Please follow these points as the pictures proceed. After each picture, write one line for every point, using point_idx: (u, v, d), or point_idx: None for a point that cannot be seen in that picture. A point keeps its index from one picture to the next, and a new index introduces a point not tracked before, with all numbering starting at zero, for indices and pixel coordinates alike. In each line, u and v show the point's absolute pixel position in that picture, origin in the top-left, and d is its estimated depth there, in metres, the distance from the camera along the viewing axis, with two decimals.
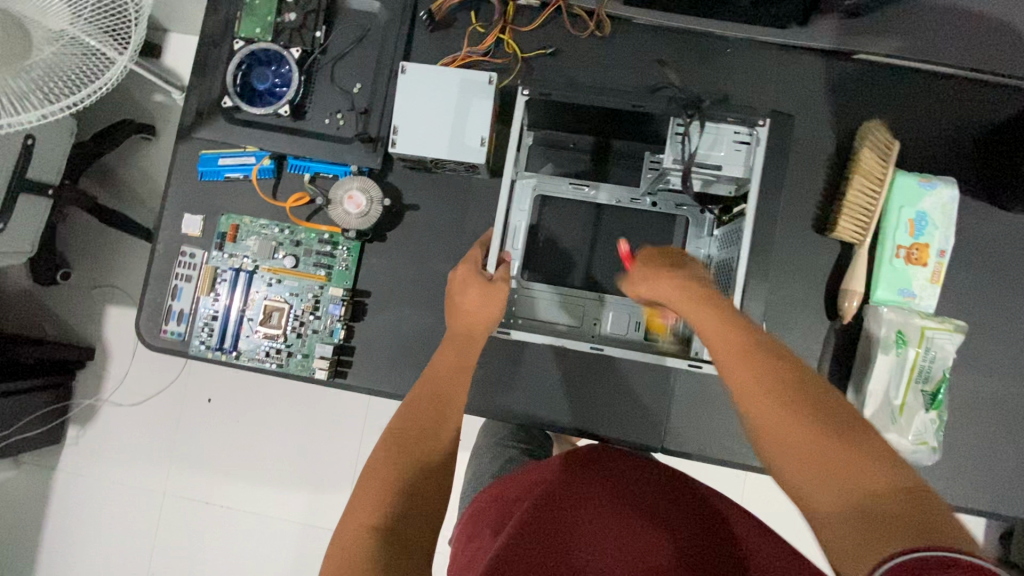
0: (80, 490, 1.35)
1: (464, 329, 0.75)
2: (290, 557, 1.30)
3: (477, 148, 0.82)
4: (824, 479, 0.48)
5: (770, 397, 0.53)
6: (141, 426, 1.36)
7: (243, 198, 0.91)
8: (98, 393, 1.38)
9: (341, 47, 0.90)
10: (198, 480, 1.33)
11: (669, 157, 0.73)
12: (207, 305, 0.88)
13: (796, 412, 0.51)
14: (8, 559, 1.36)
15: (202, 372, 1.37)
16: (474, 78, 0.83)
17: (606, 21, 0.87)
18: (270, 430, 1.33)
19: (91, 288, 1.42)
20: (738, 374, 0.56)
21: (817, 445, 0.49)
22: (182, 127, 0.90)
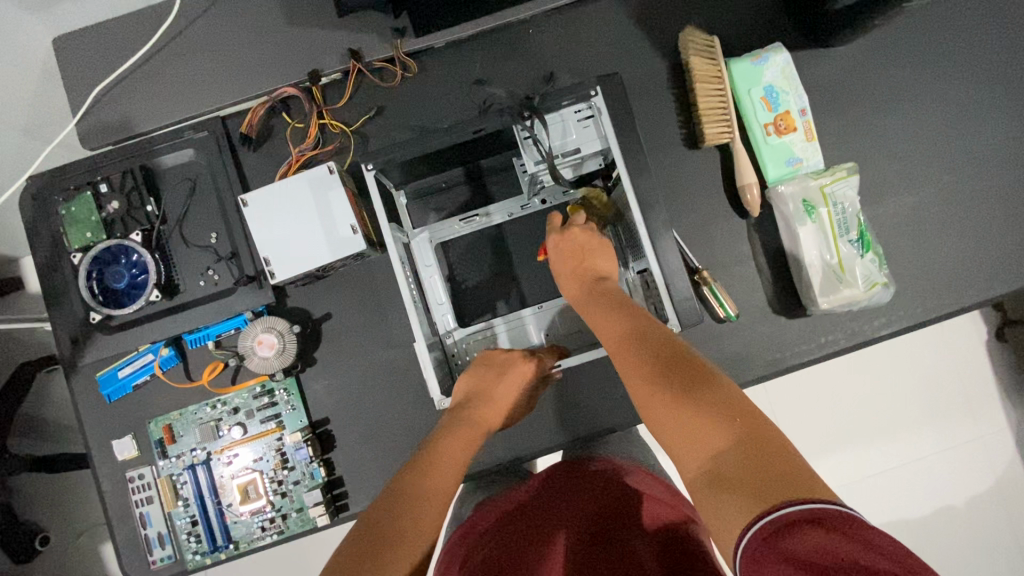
0: None
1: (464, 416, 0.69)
2: None
3: (352, 237, 0.78)
4: (679, 433, 0.53)
5: (632, 353, 0.61)
6: None
7: (162, 396, 0.86)
8: None
9: (179, 207, 0.87)
10: None
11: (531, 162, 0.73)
12: (182, 515, 0.83)
13: (648, 360, 0.59)
14: None
15: None
16: (315, 174, 0.79)
17: (409, 60, 0.86)
18: None
19: (79, 537, 1.36)
20: (609, 343, 0.65)
21: (667, 401, 0.55)
22: (64, 362, 0.85)
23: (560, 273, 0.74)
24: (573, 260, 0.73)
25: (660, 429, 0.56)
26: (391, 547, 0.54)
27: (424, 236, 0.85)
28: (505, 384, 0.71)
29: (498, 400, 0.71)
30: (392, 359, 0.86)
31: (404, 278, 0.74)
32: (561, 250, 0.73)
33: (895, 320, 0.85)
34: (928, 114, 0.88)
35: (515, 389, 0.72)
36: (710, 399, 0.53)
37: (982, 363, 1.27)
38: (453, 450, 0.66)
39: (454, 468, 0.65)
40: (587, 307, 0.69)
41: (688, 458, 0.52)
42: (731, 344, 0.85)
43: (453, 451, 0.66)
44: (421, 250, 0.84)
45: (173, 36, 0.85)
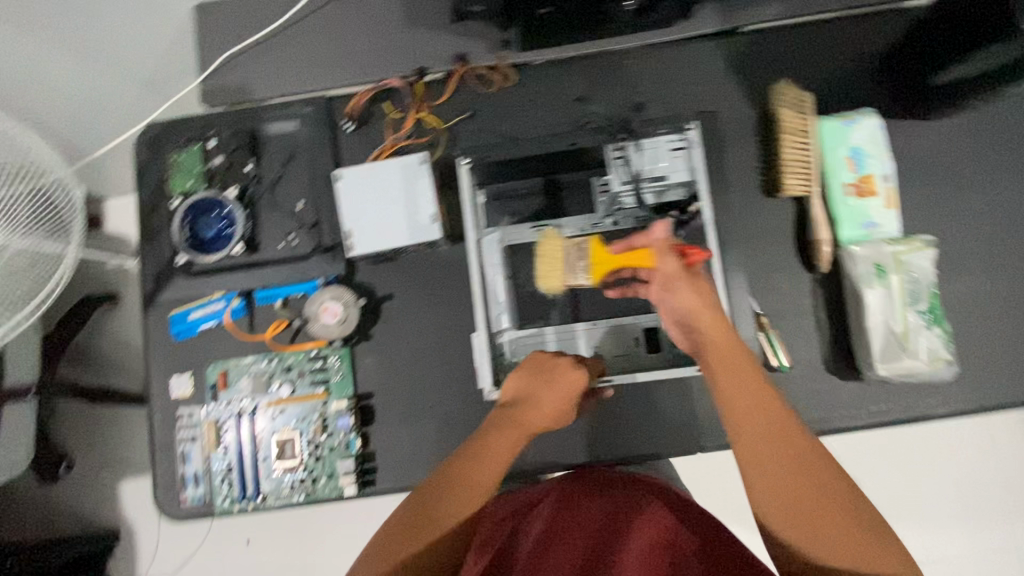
0: None
1: (523, 419, 0.70)
2: None
3: (430, 225, 0.82)
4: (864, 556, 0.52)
5: (764, 413, 0.58)
6: None
7: (223, 344, 0.90)
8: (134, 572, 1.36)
9: (273, 173, 0.92)
10: None
11: (617, 182, 0.82)
12: (220, 459, 0.87)
13: (788, 431, 0.57)
14: None
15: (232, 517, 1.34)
16: (408, 162, 0.83)
17: (510, 71, 0.91)
18: (315, 554, 1.29)
19: (101, 469, 1.42)
20: (737, 414, 0.59)
21: (797, 473, 0.55)
22: (145, 296, 0.91)
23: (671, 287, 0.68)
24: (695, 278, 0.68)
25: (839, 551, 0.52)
26: (418, 532, 0.58)
27: (499, 236, 0.88)
28: (558, 383, 0.73)
29: (546, 405, 0.71)
30: (443, 347, 0.89)
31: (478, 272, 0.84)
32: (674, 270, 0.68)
33: (955, 400, 0.83)
34: (1015, 199, 0.87)
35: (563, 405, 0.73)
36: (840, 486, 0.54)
37: None
38: (501, 445, 0.66)
39: (501, 461, 0.65)
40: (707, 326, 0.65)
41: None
42: (779, 393, 0.84)
43: (503, 444, 0.66)
44: (492, 248, 0.88)
45: (300, 19, 0.93)
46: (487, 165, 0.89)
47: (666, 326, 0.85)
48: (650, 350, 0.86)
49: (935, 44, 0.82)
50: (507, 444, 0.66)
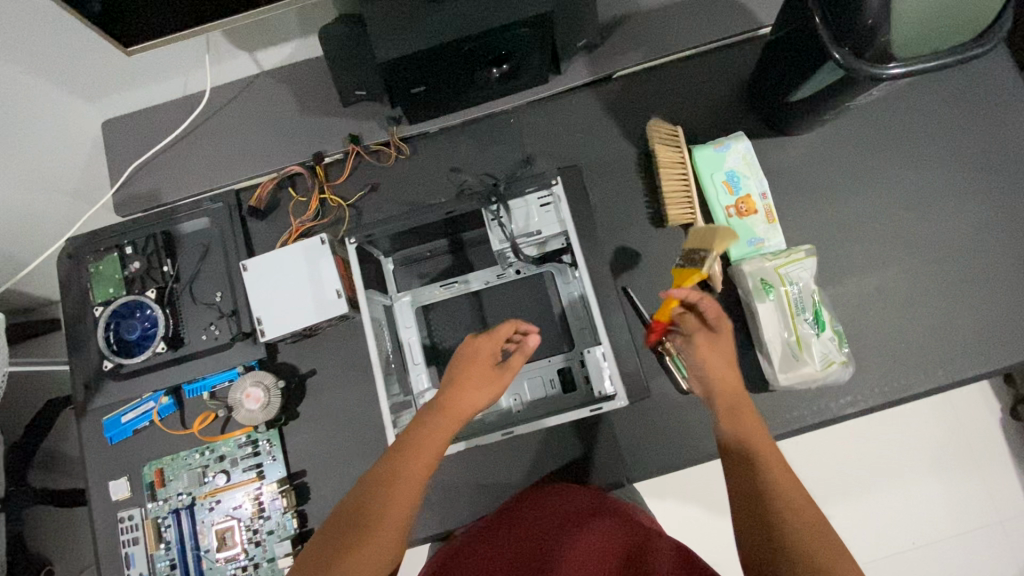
0: None
1: (452, 410, 0.67)
2: None
3: (337, 300, 0.86)
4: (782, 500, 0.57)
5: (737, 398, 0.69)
6: None
7: (158, 442, 0.93)
8: None
9: (191, 268, 0.97)
10: None
11: (495, 243, 0.82)
12: (163, 558, 0.88)
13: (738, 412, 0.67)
14: None
15: None
16: (311, 244, 0.88)
17: (403, 144, 0.97)
18: None
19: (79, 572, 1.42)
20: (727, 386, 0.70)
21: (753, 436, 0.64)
22: (78, 405, 0.93)
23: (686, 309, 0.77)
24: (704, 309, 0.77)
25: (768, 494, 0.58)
26: (351, 547, 0.58)
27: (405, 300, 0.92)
28: (482, 362, 0.71)
29: (469, 393, 0.68)
30: (371, 414, 0.91)
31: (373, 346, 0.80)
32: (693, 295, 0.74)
33: (862, 399, 0.86)
34: (890, 199, 0.92)
35: (490, 385, 0.70)
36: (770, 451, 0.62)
37: (996, 439, 1.21)
38: (427, 441, 0.65)
39: (428, 451, 0.65)
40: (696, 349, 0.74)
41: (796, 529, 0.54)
42: (694, 415, 0.87)
43: (430, 440, 0.66)
44: (403, 314, 0.92)
45: (203, 121, 0.99)
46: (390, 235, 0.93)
47: (578, 364, 0.88)
48: (567, 388, 0.88)
49: (782, 71, 0.85)
50: (437, 440, 0.66)
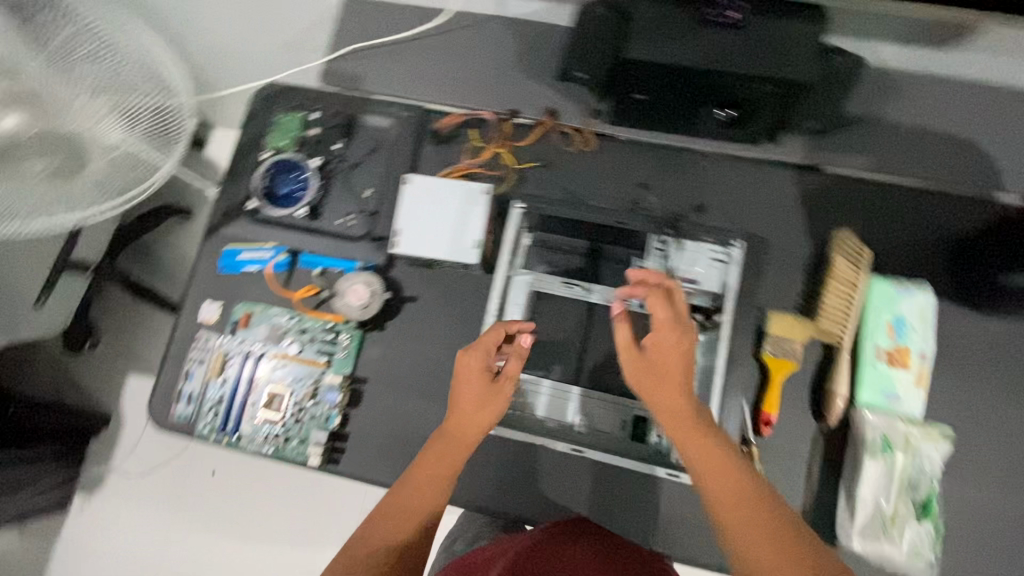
0: (84, 550, 1.48)
1: (461, 433, 0.72)
2: None
3: (470, 249, 0.88)
4: (733, 514, 0.59)
5: (712, 448, 0.63)
6: (146, 493, 1.49)
7: (256, 290, 0.97)
8: (109, 457, 1.49)
9: (355, 157, 1.01)
10: (195, 546, 1.44)
11: (651, 269, 0.88)
12: (216, 389, 0.94)
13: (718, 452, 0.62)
14: None
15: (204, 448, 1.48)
16: (473, 188, 0.90)
17: (592, 138, 0.98)
18: (266, 506, 1.42)
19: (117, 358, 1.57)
20: (689, 439, 0.64)
21: (733, 477, 0.60)
22: (210, 225, 1.00)
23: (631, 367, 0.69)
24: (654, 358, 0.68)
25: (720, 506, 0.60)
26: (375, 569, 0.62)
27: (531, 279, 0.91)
28: (473, 377, 0.73)
29: (469, 414, 0.72)
30: (443, 363, 0.92)
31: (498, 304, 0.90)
32: (671, 339, 0.67)
33: None
34: None
35: (490, 401, 0.72)
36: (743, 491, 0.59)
37: None
38: (438, 460, 0.70)
39: (426, 484, 0.69)
40: (654, 390, 0.67)
41: (751, 546, 0.56)
42: None
43: (437, 461, 0.70)
44: (516, 289, 0.91)
45: (428, 35, 1.02)
46: (542, 215, 0.93)
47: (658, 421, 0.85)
48: (636, 437, 0.86)
49: None
50: (448, 462, 0.70)
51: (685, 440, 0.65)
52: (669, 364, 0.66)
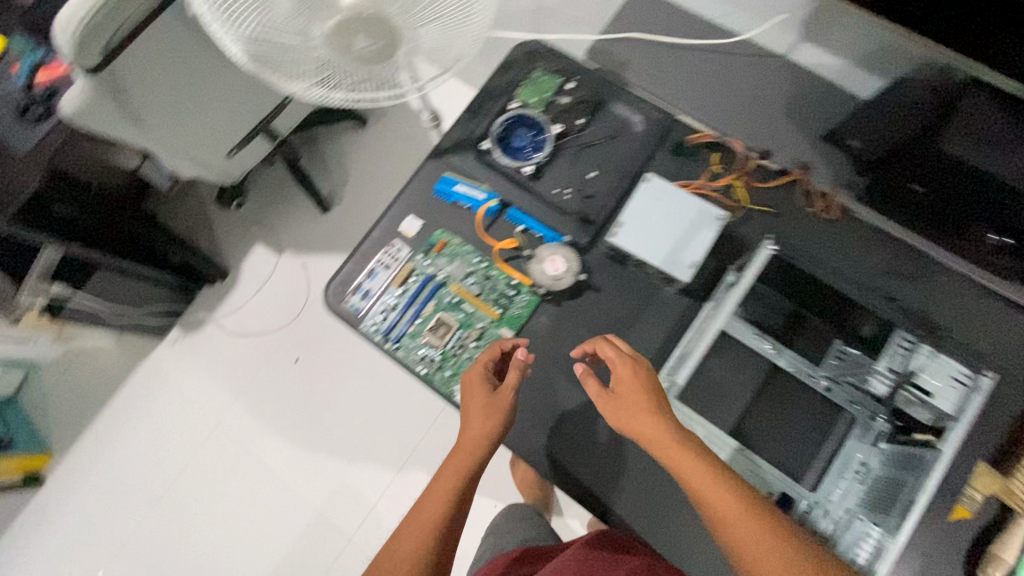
0: (210, 377, 1.79)
1: (471, 435, 0.82)
2: (326, 498, 1.67)
3: (685, 268, 0.86)
4: (731, 522, 0.66)
5: (722, 485, 0.69)
6: (274, 353, 1.78)
7: (458, 222, 1.00)
8: (260, 315, 1.81)
9: (593, 137, 1.01)
10: (297, 412, 1.74)
11: (887, 363, 0.83)
12: (392, 296, 0.98)
13: (731, 487, 0.68)
14: (137, 399, 1.80)
15: (332, 338, 1.78)
16: (709, 211, 0.88)
17: (837, 209, 0.93)
18: (366, 403, 1.72)
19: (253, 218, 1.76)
20: (698, 479, 0.69)
21: (745, 510, 0.66)
22: (439, 148, 1.03)
23: (622, 408, 0.78)
24: (635, 399, 0.78)
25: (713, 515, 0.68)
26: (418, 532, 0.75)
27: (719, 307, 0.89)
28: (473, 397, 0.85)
29: (478, 421, 0.82)
30: (606, 362, 0.92)
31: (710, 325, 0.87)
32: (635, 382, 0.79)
33: None
34: None
35: (493, 410, 0.83)
36: (754, 519, 0.66)
37: None
38: (452, 460, 0.82)
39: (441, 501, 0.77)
40: (649, 435, 0.75)
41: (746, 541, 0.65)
42: None
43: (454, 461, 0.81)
44: (709, 314, 0.89)
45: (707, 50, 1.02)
46: (779, 264, 0.91)
47: (805, 505, 0.80)
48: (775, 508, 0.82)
49: None
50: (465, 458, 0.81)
51: (685, 470, 0.71)
52: (629, 401, 0.78)
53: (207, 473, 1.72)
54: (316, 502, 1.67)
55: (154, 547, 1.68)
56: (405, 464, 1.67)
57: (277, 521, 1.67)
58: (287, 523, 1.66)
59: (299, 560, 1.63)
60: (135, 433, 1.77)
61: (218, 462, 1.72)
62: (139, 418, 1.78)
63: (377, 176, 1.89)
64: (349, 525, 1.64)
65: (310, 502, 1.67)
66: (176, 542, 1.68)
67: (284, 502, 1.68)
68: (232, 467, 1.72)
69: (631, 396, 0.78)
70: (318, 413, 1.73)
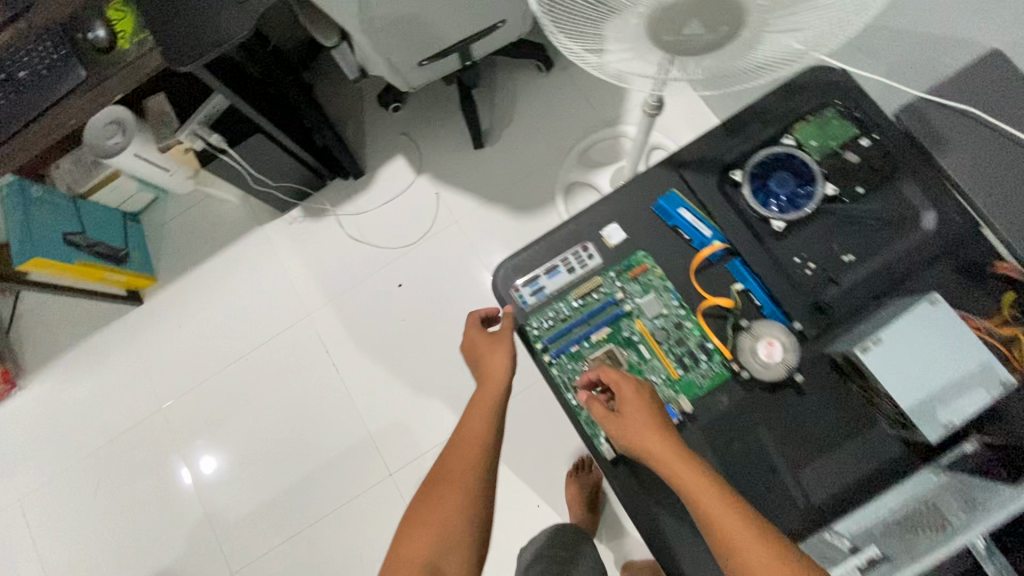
0: (314, 268, 1.78)
1: (485, 395, 0.83)
2: (380, 426, 1.66)
3: (938, 425, 0.70)
4: (737, 543, 0.61)
5: (734, 514, 0.63)
6: (378, 270, 1.74)
7: (667, 249, 0.86)
8: (379, 226, 1.76)
9: (866, 213, 0.83)
10: (382, 335, 1.71)
11: None
12: (566, 305, 0.86)
13: (740, 513, 0.63)
14: (242, 260, 1.82)
15: (439, 277, 1.71)
16: (994, 370, 0.69)
17: None
18: (450, 355, 1.67)
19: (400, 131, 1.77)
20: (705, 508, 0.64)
21: (757, 541, 0.61)
22: (676, 158, 0.88)
23: (631, 427, 0.72)
24: (639, 416, 0.72)
25: (708, 519, 0.64)
26: (446, 486, 0.77)
27: (952, 486, 0.69)
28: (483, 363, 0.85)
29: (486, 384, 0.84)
30: (778, 476, 0.78)
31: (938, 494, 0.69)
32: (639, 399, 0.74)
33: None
34: None
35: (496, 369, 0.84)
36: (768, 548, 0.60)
37: None
38: (466, 430, 0.81)
39: (458, 480, 0.77)
40: (656, 459, 0.69)
41: (746, 555, 0.60)
42: None
43: (468, 425, 0.81)
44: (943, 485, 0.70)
45: None
46: None
47: None
48: None
49: None
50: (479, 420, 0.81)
51: (693, 496, 0.65)
52: (637, 421, 0.72)
53: (283, 355, 1.75)
54: (370, 425, 1.67)
55: (216, 404, 1.75)
56: None
57: (329, 428, 1.69)
58: (338, 433, 1.68)
59: (338, 472, 1.65)
60: (231, 292, 1.81)
61: (294, 350, 1.74)
62: (238, 278, 1.81)
63: (542, 131, 1.74)
64: (392, 462, 1.64)
65: (365, 423, 1.67)
66: (236, 408, 1.74)
67: (340, 413, 1.69)
68: (305, 360, 1.73)
69: (636, 411, 0.73)
70: (401, 344, 1.70)
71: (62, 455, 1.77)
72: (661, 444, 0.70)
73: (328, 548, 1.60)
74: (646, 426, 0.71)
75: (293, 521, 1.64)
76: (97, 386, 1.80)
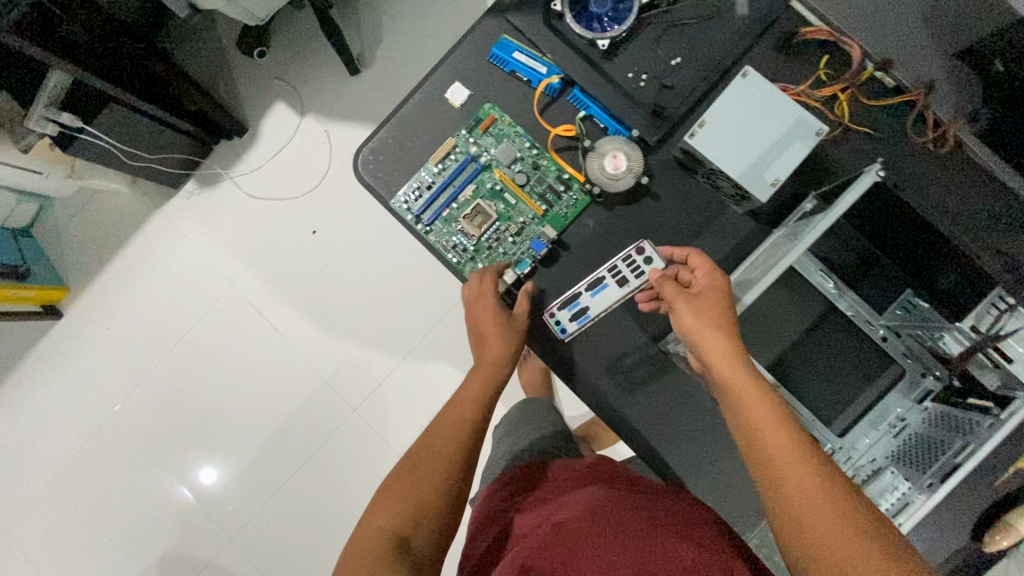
0: (226, 236, 1.75)
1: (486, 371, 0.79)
2: (333, 369, 1.70)
3: (766, 185, 0.75)
4: (773, 459, 0.56)
5: (776, 423, 0.57)
6: (290, 220, 1.72)
7: (511, 97, 0.88)
8: (279, 178, 1.73)
9: (685, 15, 0.85)
10: (312, 282, 1.72)
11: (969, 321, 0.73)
12: (428, 172, 0.88)
13: (784, 426, 0.57)
14: (151, 247, 1.77)
15: (352, 213, 1.71)
16: (806, 123, 0.75)
17: (950, 141, 0.79)
18: (382, 284, 1.69)
19: (273, 77, 1.73)
20: (750, 409, 0.59)
21: (794, 461, 0.55)
22: (500, 5, 0.88)
23: (683, 309, 0.67)
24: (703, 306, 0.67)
25: (750, 422, 0.59)
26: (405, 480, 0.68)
27: (788, 232, 0.78)
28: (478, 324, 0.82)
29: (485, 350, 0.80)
30: None
31: (772, 246, 0.78)
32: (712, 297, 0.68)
33: None
34: None
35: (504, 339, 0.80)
36: (800, 471, 0.54)
37: None
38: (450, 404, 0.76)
39: (439, 459, 0.70)
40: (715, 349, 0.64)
41: (779, 471, 0.55)
42: None
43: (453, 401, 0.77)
44: (779, 241, 0.78)
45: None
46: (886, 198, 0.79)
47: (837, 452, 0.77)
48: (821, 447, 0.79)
49: None
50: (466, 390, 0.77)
51: (738, 393, 0.60)
52: (696, 302, 0.67)
53: (220, 327, 1.75)
54: (324, 371, 1.70)
55: (170, 391, 1.75)
56: (414, 349, 1.68)
57: (285, 383, 1.71)
58: (295, 385, 1.71)
59: (307, 420, 1.70)
60: (150, 281, 1.77)
61: (229, 321, 1.74)
62: (154, 266, 1.77)
63: (414, 42, 1.70)
64: (354, 397, 1.69)
65: (318, 370, 1.71)
66: (190, 390, 1.74)
67: (292, 367, 1.72)
68: (243, 327, 1.74)
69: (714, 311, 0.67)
70: (332, 286, 1.71)
71: (35, 480, 1.77)
72: (712, 332, 0.65)
73: (319, 489, 1.68)
74: (704, 312, 0.66)
75: (277, 475, 1.69)
76: (46, 407, 1.78)
